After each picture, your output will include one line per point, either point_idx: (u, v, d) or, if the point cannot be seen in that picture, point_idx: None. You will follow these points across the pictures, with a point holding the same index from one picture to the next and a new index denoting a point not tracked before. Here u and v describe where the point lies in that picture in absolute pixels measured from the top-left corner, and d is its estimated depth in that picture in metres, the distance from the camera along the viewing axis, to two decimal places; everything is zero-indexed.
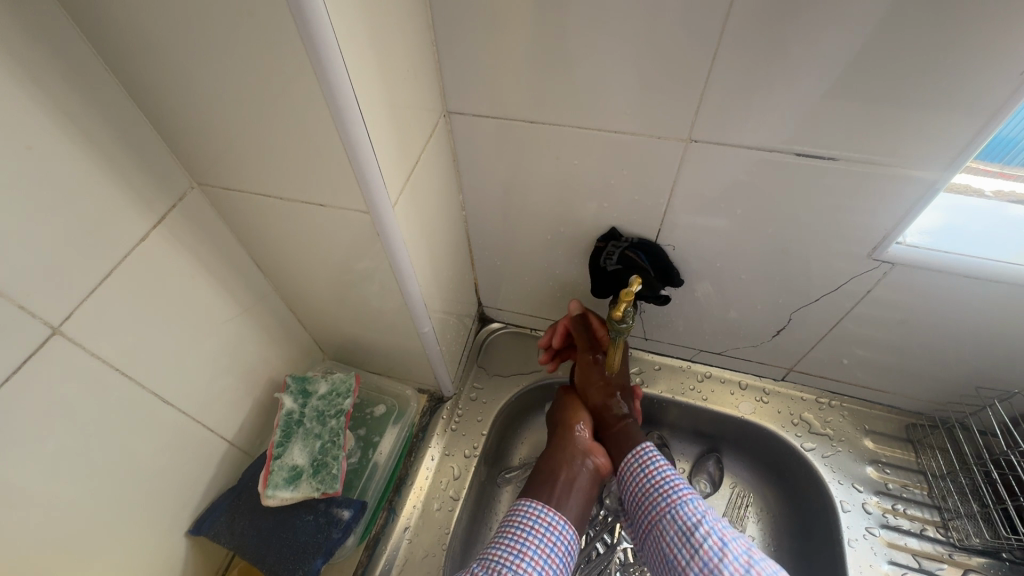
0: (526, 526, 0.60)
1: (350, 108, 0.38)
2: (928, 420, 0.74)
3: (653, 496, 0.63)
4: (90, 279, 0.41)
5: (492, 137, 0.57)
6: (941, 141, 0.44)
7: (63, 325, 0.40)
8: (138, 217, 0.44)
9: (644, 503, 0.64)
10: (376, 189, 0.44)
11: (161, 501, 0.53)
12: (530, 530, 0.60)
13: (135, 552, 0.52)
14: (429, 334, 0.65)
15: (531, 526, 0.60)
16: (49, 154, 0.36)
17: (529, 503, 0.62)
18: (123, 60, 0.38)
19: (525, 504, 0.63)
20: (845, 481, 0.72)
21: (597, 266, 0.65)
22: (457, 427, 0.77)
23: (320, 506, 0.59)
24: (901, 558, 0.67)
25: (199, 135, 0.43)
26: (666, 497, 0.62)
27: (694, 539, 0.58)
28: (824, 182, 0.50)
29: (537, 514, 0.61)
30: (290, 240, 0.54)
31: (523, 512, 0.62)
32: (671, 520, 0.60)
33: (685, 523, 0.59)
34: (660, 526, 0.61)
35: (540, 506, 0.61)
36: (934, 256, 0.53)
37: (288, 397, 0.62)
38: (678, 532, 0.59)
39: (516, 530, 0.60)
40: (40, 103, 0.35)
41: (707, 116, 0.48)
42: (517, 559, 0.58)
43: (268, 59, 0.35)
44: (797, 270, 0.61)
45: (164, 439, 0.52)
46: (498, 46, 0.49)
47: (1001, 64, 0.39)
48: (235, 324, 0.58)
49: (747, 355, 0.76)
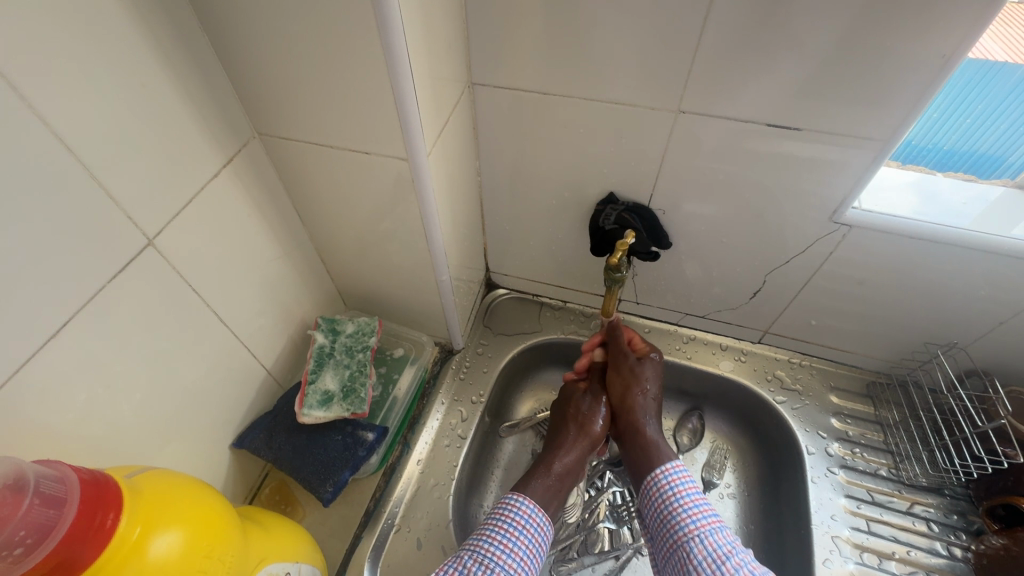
0: (519, 526, 0.61)
1: (401, 62, 0.45)
2: (886, 378, 0.83)
3: (669, 521, 0.62)
4: (176, 204, 0.50)
5: (507, 108, 0.66)
6: (883, 115, 0.53)
7: (155, 239, 0.49)
8: (211, 156, 0.52)
9: (661, 530, 0.62)
10: (416, 140, 0.52)
11: (211, 412, 0.61)
12: (521, 530, 0.61)
13: (191, 455, 0.59)
14: (446, 284, 0.72)
15: (522, 525, 0.61)
16: (155, 93, 0.45)
17: (522, 501, 0.63)
18: (214, 18, 0.46)
19: (517, 498, 0.63)
20: (811, 429, 0.81)
21: (596, 226, 0.74)
22: (465, 377, 0.85)
23: (347, 429, 0.68)
24: (857, 493, 0.76)
25: (267, 86, 0.51)
26: (683, 526, 0.60)
27: (725, 567, 0.55)
28: (793, 150, 0.59)
29: (529, 514, 0.62)
30: (328, 189, 0.62)
31: (514, 510, 0.62)
32: (690, 550, 0.58)
33: (714, 551, 0.57)
34: (686, 548, 0.59)
35: (532, 505, 0.62)
36: (884, 219, 0.62)
37: (319, 334, 0.71)
38: (698, 565, 0.57)
39: (508, 528, 0.60)
40: (149, 51, 0.43)
41: (694, 90, 0.57)
42: (509, 559, 0.58)
43: (337, 20, 0.44)
44: (774, 236, 0.69)
45: (215, 356, 0.60)
46: (518, 25, 0.57)
47: (927, 50, 0.47)
48: (276, 265, 0.66)
49: (727, 318, 0.85)
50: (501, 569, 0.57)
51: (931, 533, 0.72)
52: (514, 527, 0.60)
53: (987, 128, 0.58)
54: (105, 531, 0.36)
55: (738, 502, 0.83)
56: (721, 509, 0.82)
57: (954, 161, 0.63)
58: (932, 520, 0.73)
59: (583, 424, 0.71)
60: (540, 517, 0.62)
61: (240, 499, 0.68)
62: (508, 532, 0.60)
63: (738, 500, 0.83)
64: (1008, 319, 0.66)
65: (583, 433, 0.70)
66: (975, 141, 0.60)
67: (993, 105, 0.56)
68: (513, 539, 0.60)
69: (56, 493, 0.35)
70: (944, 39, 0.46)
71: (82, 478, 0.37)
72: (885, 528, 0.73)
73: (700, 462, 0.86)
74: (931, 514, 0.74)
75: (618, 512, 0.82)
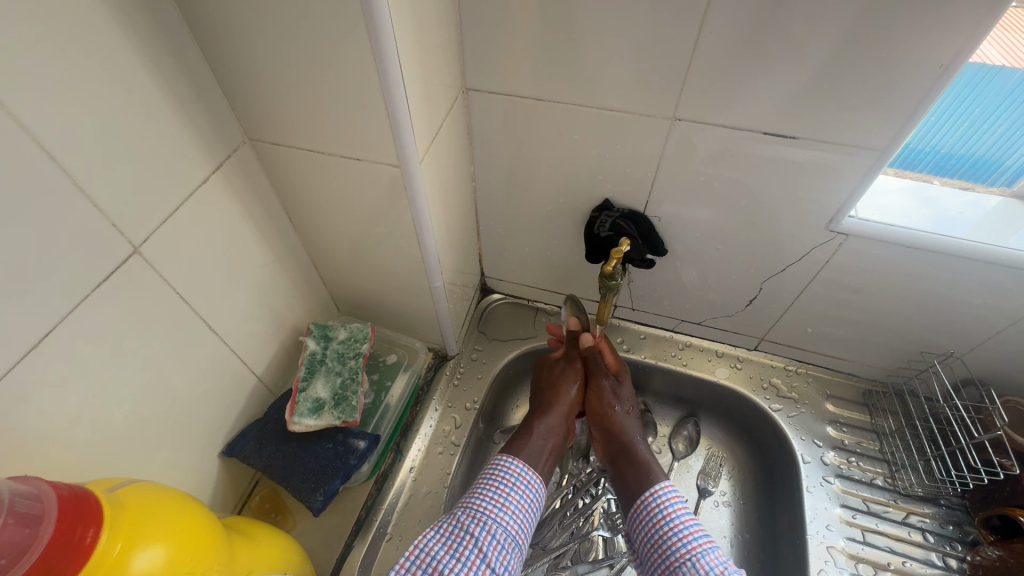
0: (512, 483, 0.65)
1: (393, 68, 0.45)
2: (882, 386, 0.82)
3: (661, 546, 0.62)
4: (163, 210, 0.49)
5: (502, 114, 0.65)
6: (879, 123, 0.52)
7: (142, 246, 0.48)
8: (200, 162, 0.52)
9: (653, 555, 0.63)
10: (408, 147, 0.51)
11: (200, 420, 0.60)
12: (513, 487, 0.65)
13: (179, 464, 0.58)
14: (440, 290, 0.72)
15: (514, 483, 0.66)
16: (142, 98, 0.44)
17: (511, 462, 0.67)
18: (204, 23, 0.46)
19: (505, 459, 0.68)
20: (807, 438, 0.80)
21: (591, 233, 0.73)
22: (459, 382, 0.85)
23: (339, 437, 0.67)
24: (853, 502, 0.75)
25: (257, 90, 0.50)
26: (675, 550, 0.61)
27: None
28: (788, 158, 0.58)
29: (519, 472, 0.67)
30: (320, 195, 0.61)
31: (507, 468, 0.67)
32: (683, 575, 0.59)
33: (706, 573, 0.58)
34: (678, 572, 0.60)
35: (520, 465, 0.67)
36: (880, 228, 0.61)
37: (311, 340, 0.71)
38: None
39: (501, 486, 0.65)
40: (136, 56, 0.43)
41: (690, 98, 0.56)
42: (501, 513, 0.63)
43: (328, 26, 0.43)
44: (770, 243, 0.68)
45: (205, 364, 0.59)
46: (513, 30, 0.56)
47: (923, 60, 0.47)
48: (267, 270, 0.65)
49: (723, 325, 0.85)
50: (494, 522, 0.61)
51: (927, 544, 0.72)
52: (507, 484, 0.65)
53: (984, 131, 0.57)
54: (85, 548, 0.35)
55: (734, 510, 0.82)
56: (716, 518, 0.82)
57: (952, 164, 0.63)
58: (928, 530, 0.73)
59: (561, 387, 0.75)
60: (531, 476, 0.67)
61: (230, 507, 0.67)
62: (501, 488, 0.64)
63: (734, 508, 0.82)
64: (1004, 329, 0.66)
65: (562, 394, 0.74)
66: (972, 146, 0.60)
67: (992, 107, 0.55)
68: (506, 495, 0.64)
69: (33, 511, 0.34)
70: (942, 47, 0.46)
71: (60, 494, 0.36)
72: (880, 539, 0.73)
73: (695, 469, 0.86)
74: (927, 524, 0.74)
75: (612, 520, 0.81)
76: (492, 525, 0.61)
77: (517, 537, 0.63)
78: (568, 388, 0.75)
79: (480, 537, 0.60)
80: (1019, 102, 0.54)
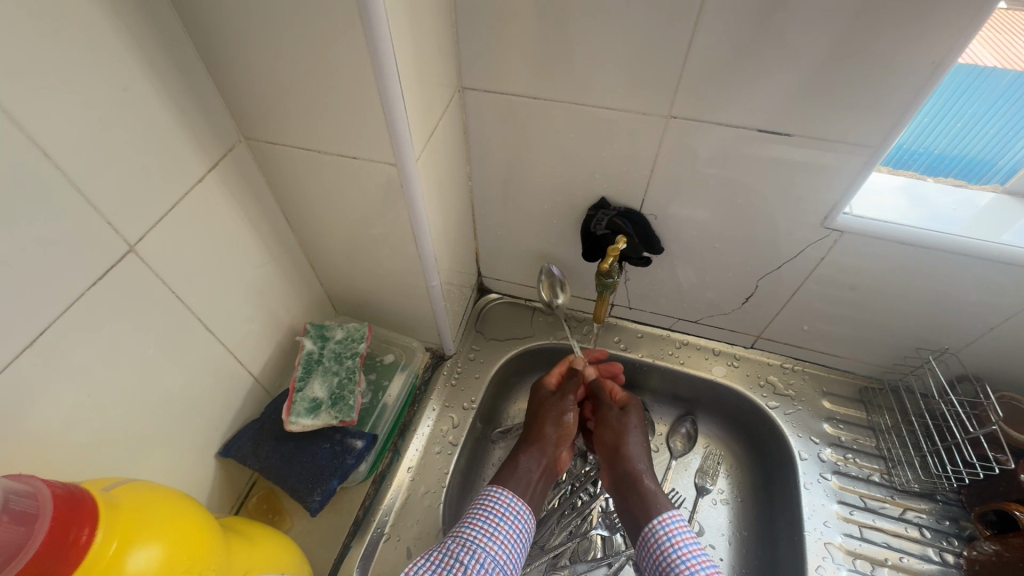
0: (501, 513, 0.65)
1: (389, 66, 0.45)
2: (878, 383, 0.83)
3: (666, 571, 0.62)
4: (158, 210, 0.49)
5: (496, 113, 0.65)
6: (872, 120, 0.53)
7: (137, 245, 0.48)
8: (196, 161, 0.52)
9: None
10: (404, 144, 0.51)
11: (196, 421, 0.60)
12: (502, 517, 0.64)
13: (174, 465, 0.58)
14: (437, 290, 0.72)
15: (503, 513, 0.65)
16: (137, 95, 0.44)
17: (501, 492, 0.67)
18: (198, 21, 0.46)
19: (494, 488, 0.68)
20: (804, 435, 0.81)
21: (588, 231, 0.73)
22: (457, 382, 0.85)
23: (336, 436, 0.67)
24: (850, 499, 0.76)
25: (253, 90, 0.50)
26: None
27: None
28: (782, 156, 0.58)
29: (509, 501, 0.66)
30: (316, 194, 0.61)
31: (496, 498, 0.66)
32: None
33: None
34: None
35: (511, 494, 0.67)
36: (873, 224, 0.61)
37: (307, 340, 0.70)
38: None
39: (490, 515, 0.65)
40: (133, 54, 0.43)
41: (684, 96, 0.56)
42: (489, 541, 0.62)
43: (323, 24, 0.43)
44: (766, 240, 0.68)
45: (201, 364, 0.58)
46: (509, 29, 0.56)
47: (914, 57, 0.47)
48: (262, 270, 0.65)
49: (720, 323, 0.85)
50: (483, 550, 0.61)
51: (924, 539, 0.73)
52: (496, 514, 0.65)
53: (976, 132, 0.58)
54: (79, 546, 0.35)
55: (732, 508, 0.82)
56: (714, 516, 0.82)
57: (945, 164, 0.63)
58: (924, 526, 0.74)
59: (544, 421, 0.76)
60: (521, 508, 0.66)
61: (226, 508, 0.67)
62: (490, 517, 0.64)
63: (731, 506, 0.83)
64: (998, 325, 0.67)
65: (544, 430, 0.75)
66: (965, 146, 0.60)
67: (984, 109, 0.56)
68: (495, 525, 0.64)
69: (27, 509, 0.34)
70: (935, 44, 0.46)
71: (54, 493, 0.36)
72: (878, 535, 0.73)
73: (693, 468, 0.86)
74: (923, 520, 0.74)
75: (611, 519, 0.81)
76: (481, 554, 0.60)
77: (505, 566, 0.62)
78: (553, 425, 0.75)
79: (468, 565, 0.59)
80: (1011, 103, 0.54)
